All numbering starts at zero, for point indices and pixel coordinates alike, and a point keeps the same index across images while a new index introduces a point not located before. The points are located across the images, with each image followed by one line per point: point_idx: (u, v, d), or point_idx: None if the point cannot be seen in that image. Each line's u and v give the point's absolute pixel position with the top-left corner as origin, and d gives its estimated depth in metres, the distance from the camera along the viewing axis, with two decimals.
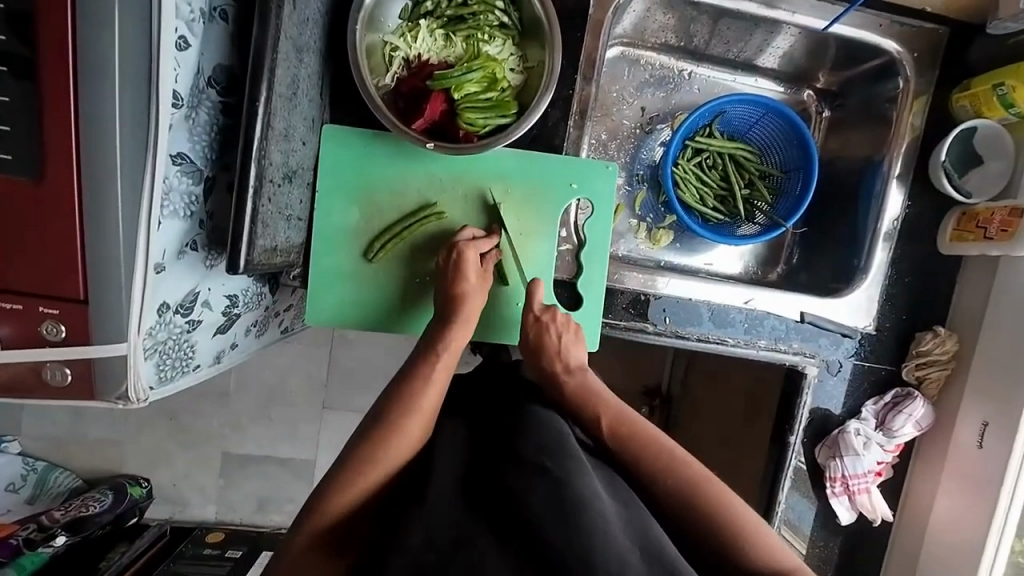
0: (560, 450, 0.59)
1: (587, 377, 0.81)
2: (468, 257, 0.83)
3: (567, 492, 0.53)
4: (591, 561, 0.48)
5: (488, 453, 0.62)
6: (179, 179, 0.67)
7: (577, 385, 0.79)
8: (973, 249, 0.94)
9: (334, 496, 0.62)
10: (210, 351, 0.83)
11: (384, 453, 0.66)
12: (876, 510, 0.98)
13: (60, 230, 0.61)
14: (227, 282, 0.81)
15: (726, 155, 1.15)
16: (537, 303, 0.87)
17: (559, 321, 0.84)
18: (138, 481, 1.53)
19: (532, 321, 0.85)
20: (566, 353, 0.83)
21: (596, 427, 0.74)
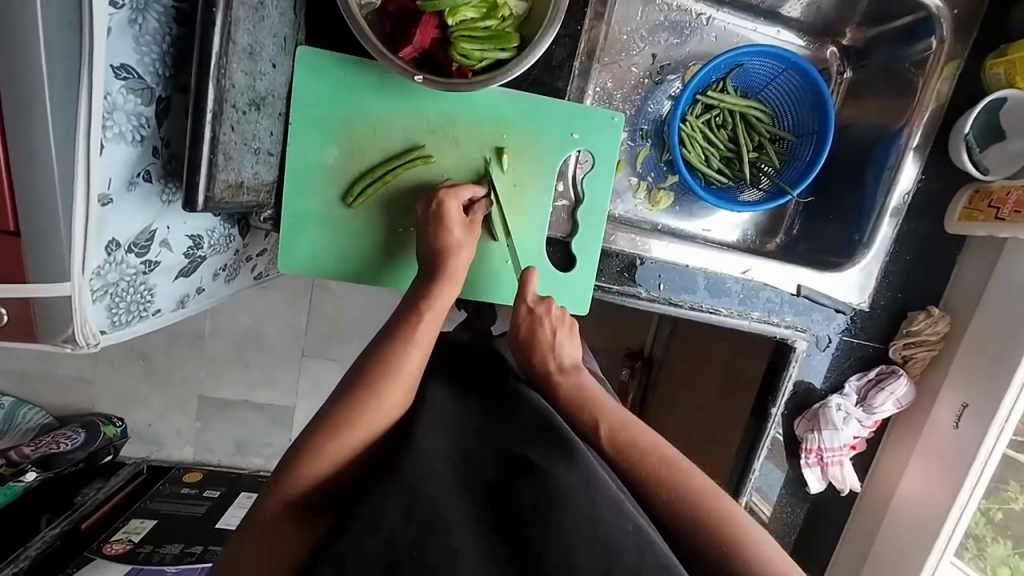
0: (553, 440, 0.57)
1: (582, 378, 0.76)
2: (451, 209, 0.77)
3: (553, 481, 0.51)
4: (574, 560, 0.47)
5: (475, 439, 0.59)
6: (124, 97, 0.58)
7: (570, 386, 0.75)
8: (981, 228, 0.91)
9: (309, 461, 0.59)
10: (171, 295, 0.76)
11: (362, 415, 0.62)
12: (845, 482, 0.99)
13: None
14: (188, 221, 0.73)
15: (737, 114, 1.07)
16: (531, 294, 0.80)
17: (554, 315, 0.79)
18: (112, 420, 1.49)
19: (525, 313, 0.79)
20: (559, 349, 0.78)
21: (592, 433, 0.69)
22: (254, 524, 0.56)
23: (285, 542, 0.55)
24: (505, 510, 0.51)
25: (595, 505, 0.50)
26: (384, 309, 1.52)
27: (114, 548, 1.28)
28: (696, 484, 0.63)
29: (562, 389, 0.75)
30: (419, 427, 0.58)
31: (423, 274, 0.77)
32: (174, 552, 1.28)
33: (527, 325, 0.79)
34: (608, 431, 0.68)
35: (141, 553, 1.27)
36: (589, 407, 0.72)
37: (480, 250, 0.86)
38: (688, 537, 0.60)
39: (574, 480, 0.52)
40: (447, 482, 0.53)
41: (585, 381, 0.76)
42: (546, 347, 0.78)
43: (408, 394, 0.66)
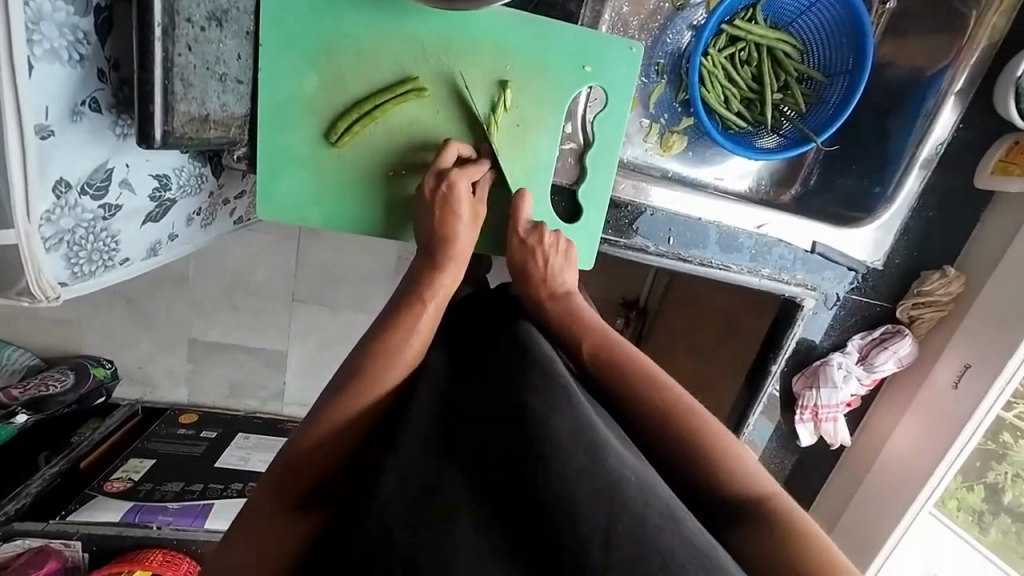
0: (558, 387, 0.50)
1: (573, 305, 0.70)
2: (462, 191, 0.70)
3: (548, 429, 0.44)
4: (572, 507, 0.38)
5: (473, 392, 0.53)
6: (53, 4, 0.49)
7: (561, 309, 0.70)
8: (1014, 183, 0.85)
9: (310, 437, 0.56)
10: (139, 243, 0.69)
11: (366, 385, 0.58)
12: (837, 436, 1.01)
13: None
14: (151, 159, 0.65)
15: (765, 48, 0.97)
16: (525, 222, 0.75)
17: (548, 243, 0.74)
18: (102, 362, 1.45)
19: (519, 244, 0.74)
20: (553, 278, 0.73)
21: (577, 352, 0.64)
22: (250, 504, 0.53)
23: (286, 527, 0.52)
24: (501, 466, 0.43)
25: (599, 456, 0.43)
26: (376, 256, 1.47)
27: (115, 486, 1.27)
28: (688, 411, 0.57)
29: (552, 314, 0.70)
30: (422, 393, 0.54)
31: (426, 235, 0.71)
32: (175, 491, 1.28)
33: (520, 256, 0.74)
34: (594, 350, 0.63)
35: (142, 490, 1.26)
36: (572, 320, 0.68)
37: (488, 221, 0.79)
38: (668, 462, 0.54)
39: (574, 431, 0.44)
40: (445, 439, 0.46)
41: (577, 309, 0.70)
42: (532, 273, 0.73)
43: (407, 371, 0.61)
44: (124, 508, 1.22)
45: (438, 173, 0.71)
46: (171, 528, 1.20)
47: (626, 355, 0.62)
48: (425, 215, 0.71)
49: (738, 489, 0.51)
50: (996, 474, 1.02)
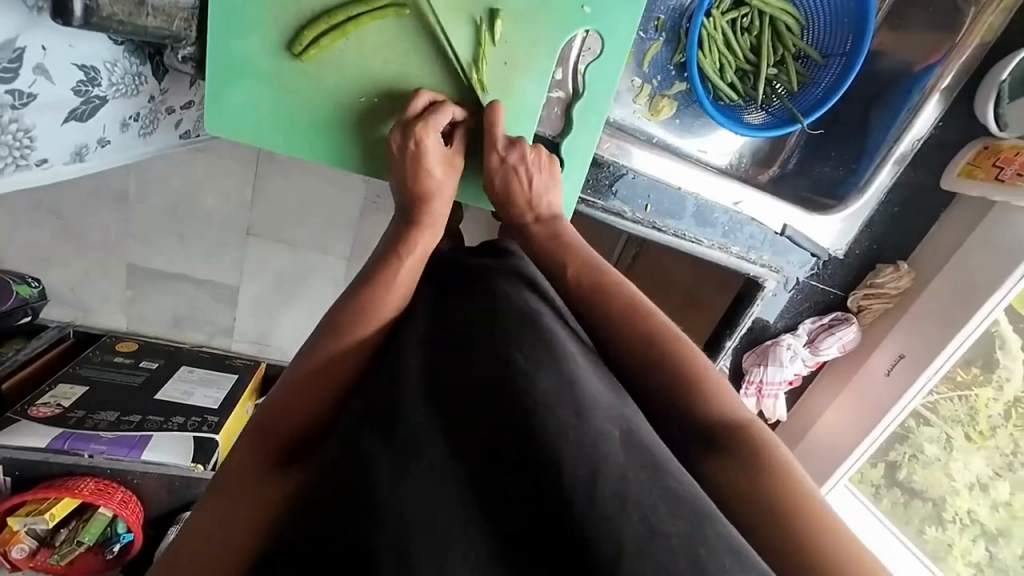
0: (541, 343, 0.47)
1: (556, 228, 0.67)
2: (431, 148, 0.65)
3: (530, 390, 0.42)
4: (559, 467, 0.38)
5: (459, 349, 0.49)
6: None
7: (547, 233, 0.66)
8: (975, 188, 0.87)
9: (282, 395, 0.53)
10: (61, 144, 0.61)
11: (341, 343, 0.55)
12: (775, 413, 1.06)
13: None
14: (75, 44, 0.55)
15: (767, 18, 0.94)
16: (502, 138, 0.68)
17: (530, 160, 0.68)
18: (25, 280, 1.29)
19: (496, 163, 0.68)
20: (535, 197, 0.68)
21: (562, 276, 0.61)
22: (227, 469, 0.51)
23: (258, 487, 0.49)
24: (489, 427, 0.42)
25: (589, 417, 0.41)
26: (342, 195, 1.40)
27: (41, 411, 1.17)
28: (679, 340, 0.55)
29: (538, 236, 0.66)
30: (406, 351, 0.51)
31: (401, 189, 0.65)
32: (109, 420, 1.20)
33: (500, 178, 0.68)
34: (580, 273, 0.61)
35: (72, 419, 1.18)
36: (567, 252, 0.63)
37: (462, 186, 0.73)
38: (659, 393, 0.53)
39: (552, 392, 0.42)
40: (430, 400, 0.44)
41: (566, 233, 0.66)
42: (510, 196, 0.68)
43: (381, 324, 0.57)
44: (51, 435, 1.13)
45: (408, 124, 0.65)
46: (105, 457, 1.14)
47: (611, 281, 0.60)
48: (393, 171, 0.66)
49: (717, 410, 0.51)
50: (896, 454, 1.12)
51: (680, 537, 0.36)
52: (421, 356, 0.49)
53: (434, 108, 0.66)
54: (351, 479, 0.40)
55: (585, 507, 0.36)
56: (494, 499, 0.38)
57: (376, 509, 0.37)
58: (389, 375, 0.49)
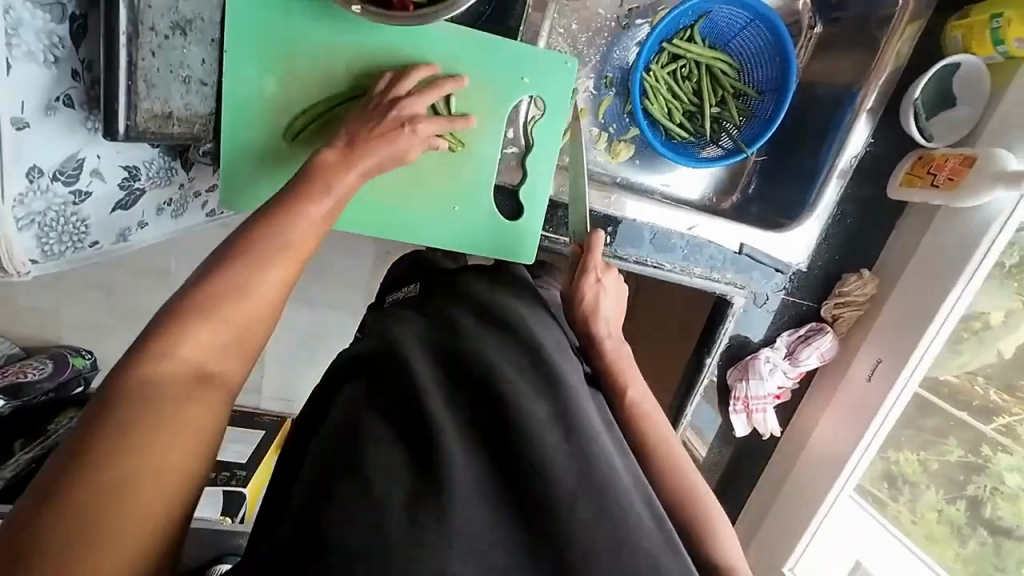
0: (539, 372, 0.56)
1: (622, 346, 0.79)
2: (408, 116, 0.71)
3: (529, 408, 0.50)
4: (553, 478, 0.46)
5: (465, 363, 0.56)
6: (31, 12, 0.55)
7: (615, 353, 0.78)
8: (918, 195, 0.92)
9: (184, 334, 0.53)
10: (110, 228, 0.76)
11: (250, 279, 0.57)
12: (768, 427, 1.08)
13: None
14: (122, 150, 0.71)
15: (703, 66, 1.05)
16: (599, 261, 0.80)
17: (612, 280, 0.81)
18: (81, 352, 1.47)
19: (592, 282, 0.79)
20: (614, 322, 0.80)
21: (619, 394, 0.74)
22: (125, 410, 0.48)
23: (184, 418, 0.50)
24: (495, 440, 0.49)
25: (576, 437, 0.50)
26: None
27: None
28: (693, 476, 0.68)
29: (608, 352, 0.78)
30: (417, 358, 0.56)
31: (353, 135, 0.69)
32: None
33: (593, 294, 0.79)
34: (633, 396, 0.74)
35: None
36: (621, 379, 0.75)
37: (422, 160, 0.82)
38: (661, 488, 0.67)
39: (546, 417, 0.50)
40: (439, 412, 0.50)
41: (625, 352, 0.79)
42: (596, 311, 0.79)
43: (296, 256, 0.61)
44: None
45: (400, 107, 0.71)
46: None
47: (648, 412, 0.73)
48: (364, 117, 0.71)
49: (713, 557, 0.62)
50: (974, 486, 0.99)
51: (649, 547, 0.44)
52: (428, 372, 0.55)
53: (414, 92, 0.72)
54: (354, 477, 0.44)
55: (569, 509, 0.44)
56: (491, 497, 0.45)
57: (388, 500, 0.42)
58: (402, 378, 0.54)
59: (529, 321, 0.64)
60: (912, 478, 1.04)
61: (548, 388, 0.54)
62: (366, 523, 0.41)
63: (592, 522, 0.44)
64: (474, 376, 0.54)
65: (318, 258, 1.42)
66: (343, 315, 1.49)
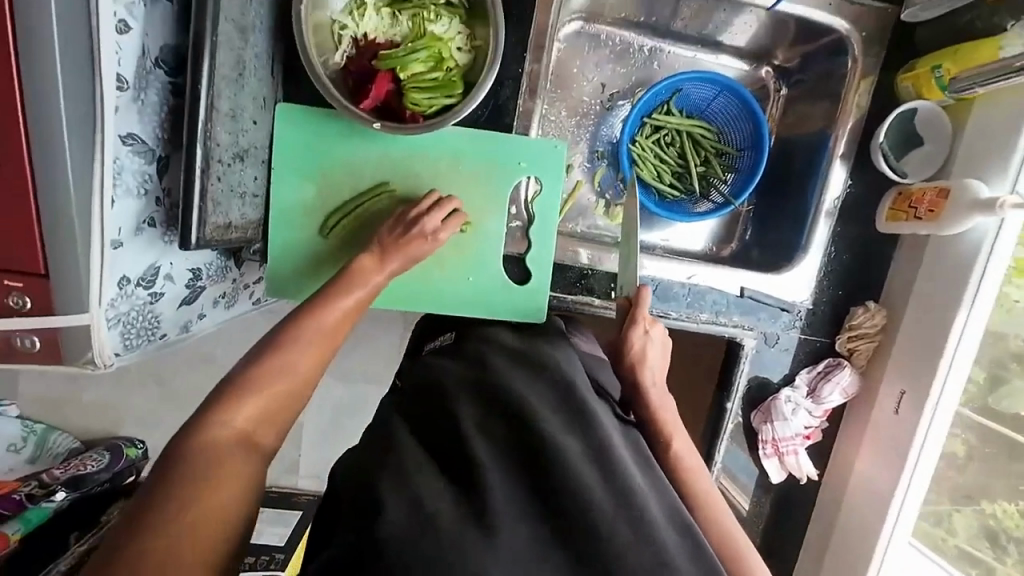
0: (570, 409, 0.61)
1: (666, 396, 0.83)
2: (423, 227, 0.83)
3: (564, 443, 0.55)
4: (590, 504, 0.51)
5: (503, 401, 0.61)
6: (131, 160, 0.70)
7: (661, 400, 0.83)
8: (906, 227, 0.97)
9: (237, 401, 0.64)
10: (176, 321, 0.89)
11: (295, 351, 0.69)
12: (802, 470, 1.06)
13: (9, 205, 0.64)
14: (190, 257, 0.86)
15: (684, 133, 1.16)
16: (647, 313, 0.87)
17: (658, 330, 0.86)
18: (134, 442, 1.54)
19: (641, 334, 0.85)
20: (660, 371, 0.85)
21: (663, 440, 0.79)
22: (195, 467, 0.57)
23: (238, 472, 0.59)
24: (533, 470, 0.53)
25: (611, 469, 0.55)
26: None
27: None
28: (735, 530, 0.73)
29: (652, 400, 0.82)
30: (459, 399, 0.62)
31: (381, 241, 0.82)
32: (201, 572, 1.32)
33: (641, 344, 0.85)
34: (677, 447, 0.79)
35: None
36: (665, 429, 0.80)
37: (439, 244, 0.94)
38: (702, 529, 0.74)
39: (582, 450, 0.56)
40: (482, 444, 0.56)
41: (668, 403, 0.83)
42: (643, 359, 0.85)
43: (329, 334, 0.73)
44: None
45: (427, 225, 0.84)
46: None
47: (692, 462, 0.78)
48: (390, 230, 0.83)
49: None
50: None
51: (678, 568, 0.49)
52: (473, 408, 0.61)
53: (432, 208, 0.85)
54: (406, 498, 0.50)
55: (604, 534, 0.49)
56: (532, 523, 0.50)
57: (441, 524, 0.48)
58: (445, 418, 0.60)
59: (559, 364, 0.69)
60: (1019, 535, 0.92)
61: (583, 424, 0.59)
62: (420, 539, 0.46)
63: (626, 546, 0.49)
64: (511, 412, 0.59)
65: (349, 335, 1.52)
66: (372, 387, 1.56)
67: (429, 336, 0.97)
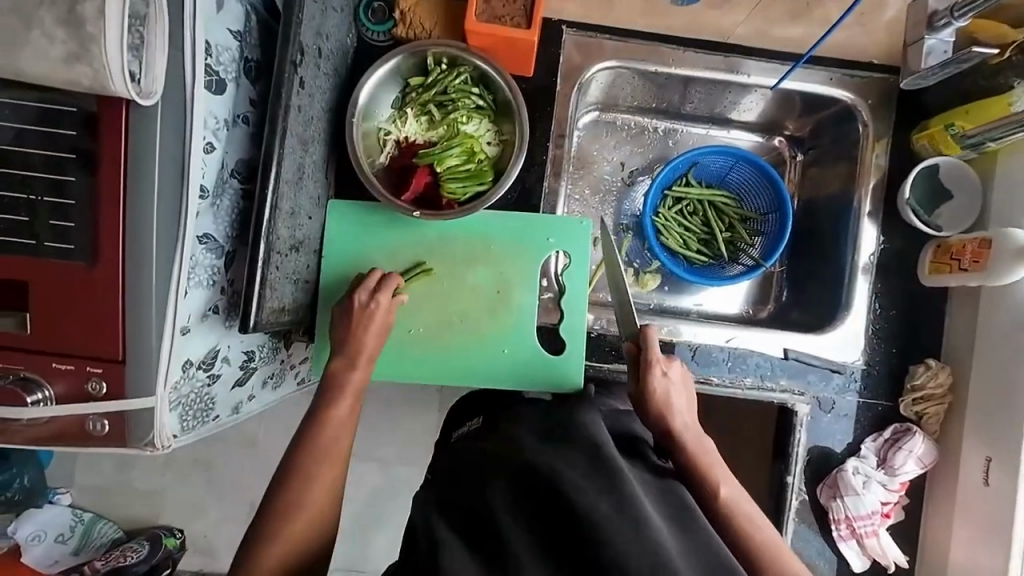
0: (594, 468, 0.63)
1: (702, 439, 0.81)
2: (377, 304, 0.89)
3: (590, 513, 0.57)
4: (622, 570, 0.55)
5: (527, 472, 0.64)
6: (204, 255, 0.79)
7: (695, 443, 0.80)
8: (952, 280, 0.94)
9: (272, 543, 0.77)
10: (228, 402, 0.94)
11: (315, 468, 0.81)
12: (887, 555, 0.95)
13: (98, 298, 0.72)
14: (245, 340, 0.92)
15: (705, 202, 1.20)
16: (659, 354, 0.86)
17: (674, 370, 0.85)
18: (173, 531, 1.52)
19: (660, 377, 0.84)
20: (683, 410, 0.83)
21: (712, 489, 0.77)
22: None
23: None
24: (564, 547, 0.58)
25: (645, 530, 0.57)
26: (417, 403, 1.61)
27: None
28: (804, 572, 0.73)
29: (687, 444, 0.79)
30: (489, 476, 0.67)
31: (342, 337, 0.88)
32: None
33: (662, 389, 0.83)
34: (725, 494, 0.77)
35: None
36: (709, 473, 0.78)
37: (474, 318, 0.98)
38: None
39: (612, 514, 0.57)
40: (513, 525, 0.61)
41: (706, 445, 0.80)
42: (668, 405, 0.82)
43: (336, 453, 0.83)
44: None
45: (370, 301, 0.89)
46: None
47: (738, 506, 0.76)
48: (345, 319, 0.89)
49: None
50: None
51: None
52: (501, 486, 0.65)
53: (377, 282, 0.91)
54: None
55: None
56: None
57: None
58: (478, 499, 0.65)
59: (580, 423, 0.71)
60: None
61: (610, 484, 0.60)
62: None
63: None
64: (536, 484, 0.62)
65: (386, 415, 1.52)
66: (408, 469, 1.53)
67: (459, 423, 0.99)
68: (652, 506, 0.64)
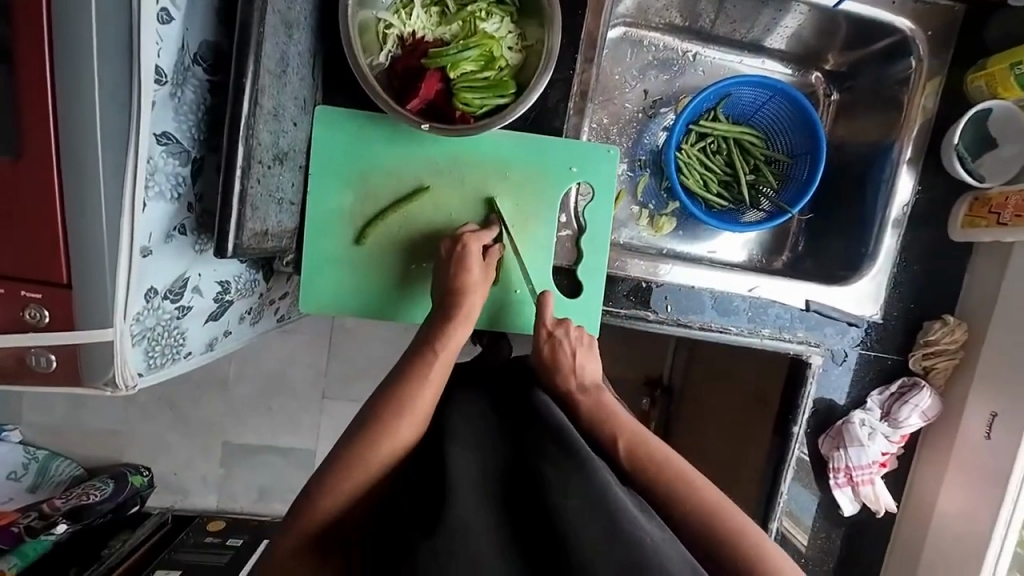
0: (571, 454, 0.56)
1: (600, 397, 0.75)
2: (474, 252, 0.80)
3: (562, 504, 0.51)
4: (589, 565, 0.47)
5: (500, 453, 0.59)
6: (164, 160, 0.64)
7: (593, 404, 0.74)
8: (986, 234, 0.91)
9: (322, 500, 0.63)
10: (201, 338, 0.82)
11: (399, 421, 0.67)
12: (879, 501, 0.97)
13: (32, 206, 0.57)
14: (218, 268, 0.79)
15: (730, 139, 1.10)
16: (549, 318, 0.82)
17: (571, 336, 0.80)
18: (139, 469, 1.42)
19: (545, 337, 0.80)
20: (580, 368, 0.78)
21: (610, 447, 0.69)
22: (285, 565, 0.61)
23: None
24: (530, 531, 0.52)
25: (614, 527, 0.50)
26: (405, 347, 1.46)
27: None
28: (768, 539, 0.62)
29: (583, 410, 0.73)
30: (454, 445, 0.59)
31: (442, 285, 0.79)
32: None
33: (548, 347, 0.79)
34: (625, 443, 0.69)
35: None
36: (609, 422, 0.71)
37: None
38: (706, 546, 0.63)
39: (580, 506, 0.51)
40: (474, 498, 0.53)
41: (603, 399, 0.75)
42: (555, 364, 0.78)
43: (419, 423, 0.68)
44: None
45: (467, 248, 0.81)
46: None
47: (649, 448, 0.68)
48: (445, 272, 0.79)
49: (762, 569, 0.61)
50: None
51: None
52: (466, 458, 0.57)
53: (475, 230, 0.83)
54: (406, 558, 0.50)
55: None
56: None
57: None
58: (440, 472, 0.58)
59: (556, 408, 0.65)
60: None
61: (581, 470, 0.54)
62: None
63: None
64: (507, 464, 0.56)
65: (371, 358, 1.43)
66: None
67: None
68: (626, 496, 0.58)
